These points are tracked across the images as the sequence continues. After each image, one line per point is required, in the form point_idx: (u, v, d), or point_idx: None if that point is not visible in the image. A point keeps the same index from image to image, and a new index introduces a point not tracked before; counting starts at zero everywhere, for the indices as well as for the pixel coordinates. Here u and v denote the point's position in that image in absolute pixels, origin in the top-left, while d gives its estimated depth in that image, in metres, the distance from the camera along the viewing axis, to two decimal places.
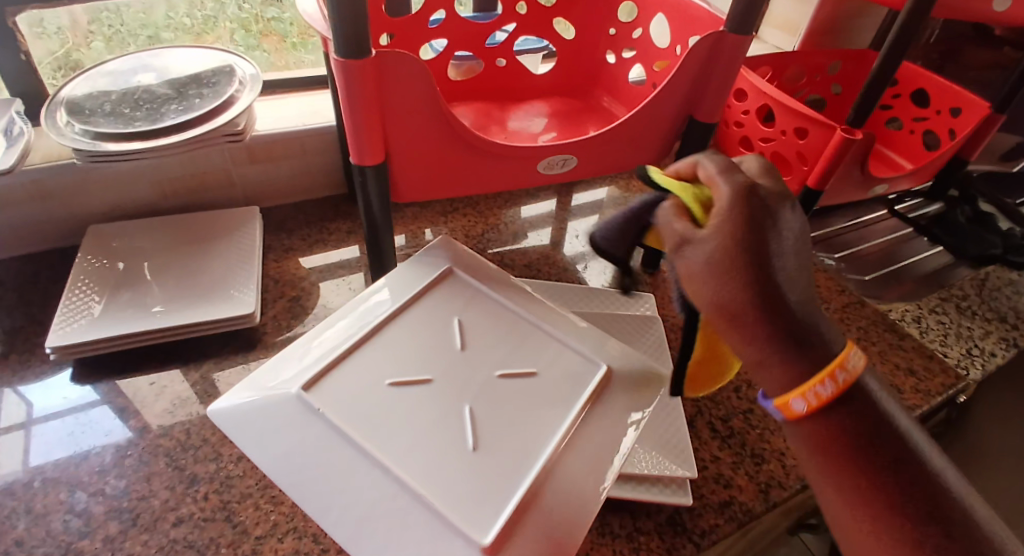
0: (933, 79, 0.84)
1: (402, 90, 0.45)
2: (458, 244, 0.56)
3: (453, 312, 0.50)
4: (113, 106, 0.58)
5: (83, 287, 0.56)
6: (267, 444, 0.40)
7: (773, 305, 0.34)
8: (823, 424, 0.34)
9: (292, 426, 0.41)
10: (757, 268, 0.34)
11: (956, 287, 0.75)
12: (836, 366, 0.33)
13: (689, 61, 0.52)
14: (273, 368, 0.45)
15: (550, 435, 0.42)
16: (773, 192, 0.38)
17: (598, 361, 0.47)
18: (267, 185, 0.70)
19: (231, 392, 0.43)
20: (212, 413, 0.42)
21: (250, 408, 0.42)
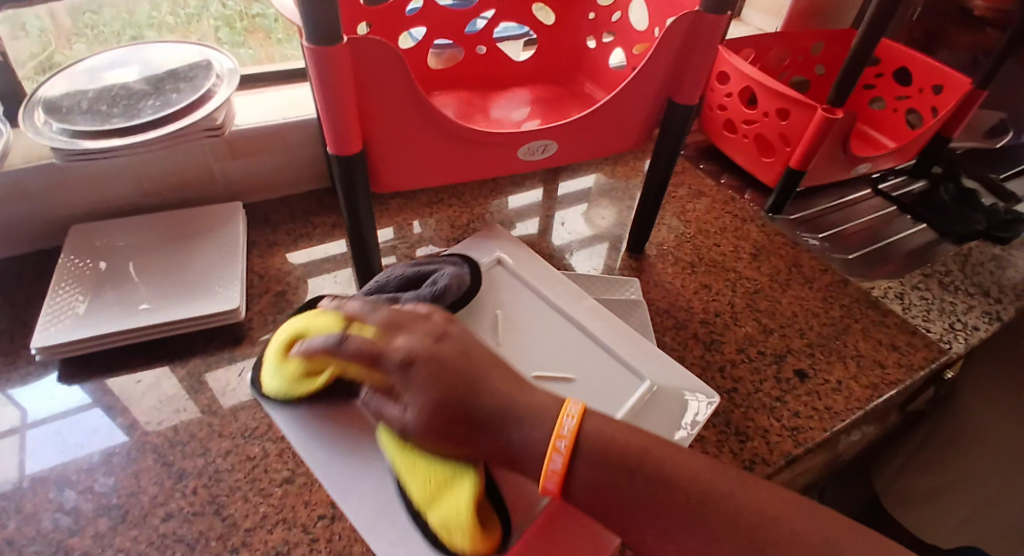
0: (914, 57, 0.84)
1: (377, 79, 0.44)
2: (500, 228, 0.61)
3: (498, 308, 0.53)
4: (90, 104, 0.57)
5: (67, 287, 0.56)
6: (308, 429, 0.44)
7: (492, 434, 0.37)
8: (580, 484, 0.36)
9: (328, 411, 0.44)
10: (484, 406, 0.38)
11: (939, 264, 0.76)
12: (557, 434, 0.36)
13: (666, 42, 0.52)
14: None
15: None
16: (425, 337, 0.40)
17: (642, 377, 0.50)
18: (250, 180, 0.70)
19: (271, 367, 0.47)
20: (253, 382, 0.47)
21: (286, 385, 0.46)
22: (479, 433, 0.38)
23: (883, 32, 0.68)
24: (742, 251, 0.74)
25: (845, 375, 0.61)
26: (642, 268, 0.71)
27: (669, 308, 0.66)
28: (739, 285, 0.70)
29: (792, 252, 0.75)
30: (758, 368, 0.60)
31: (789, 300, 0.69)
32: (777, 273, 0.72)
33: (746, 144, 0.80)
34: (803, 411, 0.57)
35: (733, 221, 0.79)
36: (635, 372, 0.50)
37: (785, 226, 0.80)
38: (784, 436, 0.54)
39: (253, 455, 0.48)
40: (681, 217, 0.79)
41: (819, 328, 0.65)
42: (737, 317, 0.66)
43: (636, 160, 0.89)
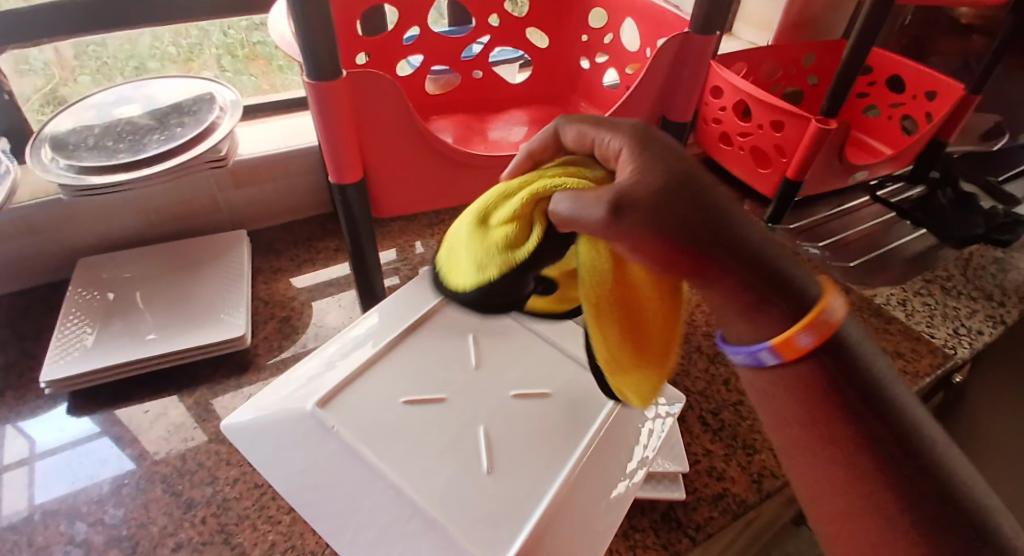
0: (905, 65, 0.85)
1: (376, 108, 0.45)
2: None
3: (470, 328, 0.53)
4: (96, 139, 0.58)
5: (75, 319, 0.57)
6: (280, 462, 0.43)
7: (710, 246, 0.31)
8: (806, 365, 0.32)
9: (304, 442, 0.44)
10: (712, 204, 0.32)
11: (940, 269, 0.76)
12: (816, 314, 0.32)
13: (657, 63, 0.53)
14: (283, 380, 0.48)
15: (566, 462, 0.43)
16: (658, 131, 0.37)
17: None
18: (254, 208, 0.71)
19: (240, 408, 0.46)
20: (226, 427, 0.45)
21: (256, 424, 0.45)
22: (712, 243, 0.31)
23: (872, 43, 0.69)
24: None
25: None
26: None
27: None
28: None
29: None
30: None
31: None
32: None
33: (742, 156, 0.81)
34: None
35: None
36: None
37: (784, 236, 0.80)
38: None
39: (260, 483, 0.48)
40: None
41: None
42: None
43: None
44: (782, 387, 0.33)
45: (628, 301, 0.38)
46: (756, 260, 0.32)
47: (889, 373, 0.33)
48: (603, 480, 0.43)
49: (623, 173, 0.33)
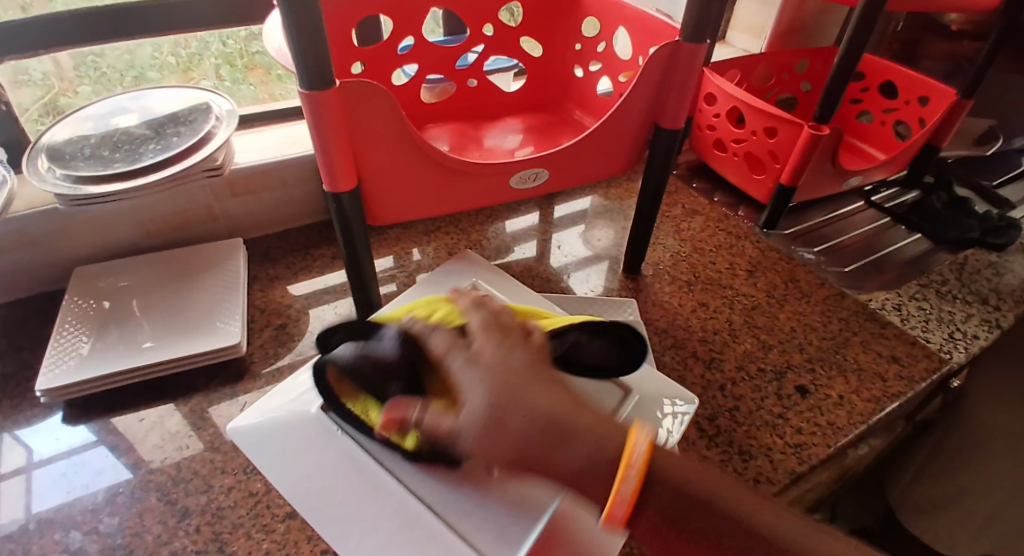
0: (898, 70, 0.86)
1: (369, 117, 0.46)
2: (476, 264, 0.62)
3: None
4: (92, 149, 0.59)
5: (71, 328, 0.57)
6: (287, 466, 0.44)
7: (547, 447, 0.34)
8: (646, 521, 0.34)
9: (311, 447, 0.45)
10: (524, 409, 0.34)
11: (935, 273, 0.76)
12: (627, 462, 0.33)
13: (649, 70, 0.54)
14: (291, 385, 0.49)
15: None
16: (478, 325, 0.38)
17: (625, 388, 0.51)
18: (250, 217, 0.71)
19: (248, 412, 0.47)
20: (233, 431, 0.46)
21: (266, 429, 0.46)
22: (542, 446, 0.34)
23: (863, 49, 0.69)
24: (737, 268, 0.75)
25: (847, 390, 0.61)
26: (639, 287, 0.71)
27: (668, 327, 0.66)
28: (736, 303, 0.70)
29: (787, 267, 0.76)
30: (759, 386, 0.60)
31: (787, 315, 0.69)
32: (774, 288, 0.73)
33: (737, 162, 0.81)
34: (807, 428, 0.56)
35: (726, 238, 0.80)
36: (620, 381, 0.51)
37: (779, 240, 0.80)
38: (787, 454, 0.54)
39: (255, 490, 0.48)
40: (677, 235, 0.80)
41: (818, 343, 0.66)
42: (736, 335, 0.66)
43: (630, 181, 0.91)
44: (654, 538, 0.34)
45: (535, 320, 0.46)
46: (587, 445, 0.34)
47: (722, 488, 0.35)
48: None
49: (471, 399, 0.34)
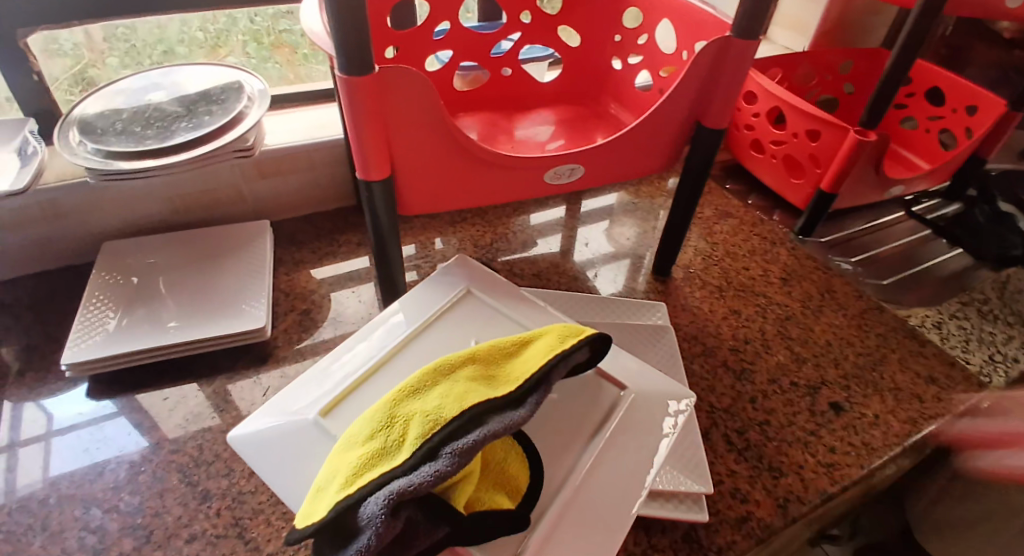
0: (947, 77, 0.82)
1: (406, 105, 0.45)
2: (473, 261, 0.57)
3: (471, 335, 0.49)
4: (124, 125, 0.58)
5: (99, 304, 0.57)
6: (282, 472, 0.40)
7: None
8: None
9: (309, 451, 0.41)
10: None
11: (977, 291, 0.74)
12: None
13: (695, 67, 0.52)
14: (289, 389, 0.46)
15: (576, 465, 0.41)
16: None
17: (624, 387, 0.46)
18: (278, 199, 0.71)
19: (245, 421, 0.43)
20: (232, 438, 0.42)
21: (262, 434, 0.42)
22: None
23: (917, 53, 0.66)
24: (771, 276, 0.73)
25: (883, 409, 0.59)
26: (669, 290, 0.70)
27: (697, 334, 0.64)
28: (769, 312, 0.68)
29: (823, 277, 0.74)
30: (791, 400, 0.58)
31: (822, 327, 0.67)
32: (809, 299, 0.70)
33: (774, 164, 0.79)
34: (839, 447, 0.55)
35: (761, 243, 0.78)
36: (613, 382, 0.47)
37: (814, 248, 0.78)
38: (820, 473, 0.52)
39: None
40: (707, 238, 0.78)
41: (854, 358, 0.64)
42: (769, 345, 0.64)
43: (661, 179, 0.89)
44: None
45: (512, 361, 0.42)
46: None
47: None
48: (611, 495, 0.40)
49: None
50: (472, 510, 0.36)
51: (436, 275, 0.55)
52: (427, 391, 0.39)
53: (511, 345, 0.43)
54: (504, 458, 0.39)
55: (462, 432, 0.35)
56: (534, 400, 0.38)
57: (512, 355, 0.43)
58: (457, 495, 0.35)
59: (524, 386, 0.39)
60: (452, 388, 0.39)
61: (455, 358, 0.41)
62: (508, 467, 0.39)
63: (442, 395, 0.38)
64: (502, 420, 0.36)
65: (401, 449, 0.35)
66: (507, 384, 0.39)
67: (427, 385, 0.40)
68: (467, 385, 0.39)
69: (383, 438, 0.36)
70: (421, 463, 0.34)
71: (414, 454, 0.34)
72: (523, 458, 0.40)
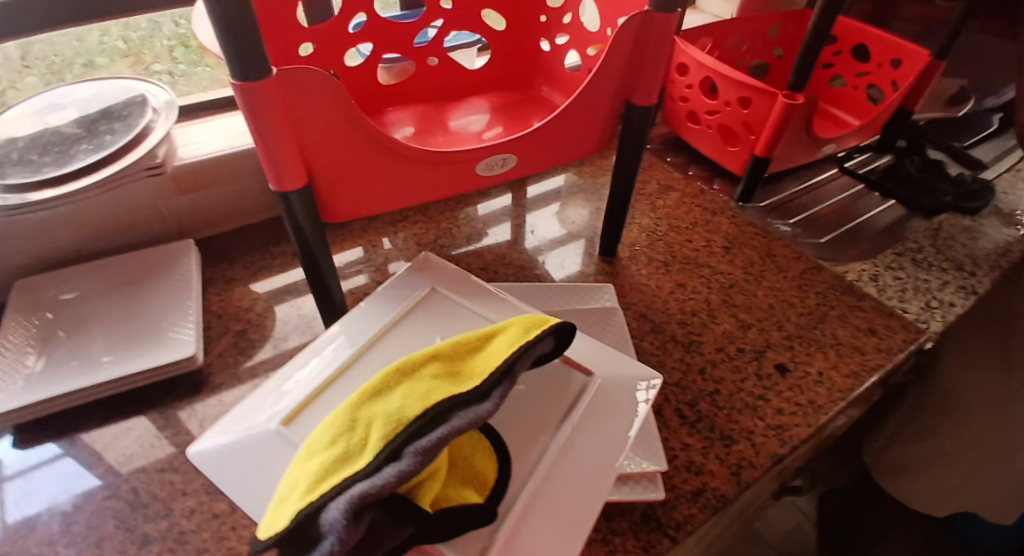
0: (872, 33, 0.83)
1: (317, 108, 0.43)
2: (437, 260, 0.55)
3: (436, 333, 0.48)
4: (20, 153, 0.54)
5: (15, 345, 0.53)
6: (249, 483, 0.39)
7: None
8: None
9: (272, 462, 0.39)
10: None
11: (910, 241, 0.76)
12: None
13: (617, 45, 0.51)
14: (252, 399, 0.44)
15: (541, 451, 0.40)
16: None
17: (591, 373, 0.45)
18: (205, 215, 0.68)
19: (207, 433, 0.42)
20: (193, 454, 0.41)
21: (226, 447, 0.40)
22: None
23: (838, 12, 0.67)
24: (714, 246, 0.74)
25: (827, 365, 0.60)
26: (615, 270, 0.70)
27: (645, 311, 0.64)
28: (714, 281, 0.69)
29: (763, 242, 0.75)
30: (740, 367, 0.59)
31: (766, 291, 0.68)
32: (751, 264, 0.71)
33: (711, 134, 0.79)
34: (787, 407, 0.56)
35: (703, 214, 0.78)
36: (582, 367, 0.45)
37: (755, 214, 0.79)
38: (770, 436, 0.53)
39: (220, 512, 0.46)
40: (651, 214, 0.78)
41: (797, 319, 0.65)
42: (715, 315, 0.65)
43: (602, 158, 0.88)
44: None
45: (477, 354, 0.40)
46: None
47: None
48: (577, 480, 0.39)
49: None
50: (438, 508, 0.34)
51: (392, 279, 0.53)
52: (390, 391, 0.37)
53: (475, 339, 0.41)
54: (471, 454, 0.37)
55: (426, 431, 0.33)
56: (500, 391, 0.36)
57: (477, 350, 0.41)
58: (421, 494, 0.33)
59: (489, 378, 0.37)
60: (416, 387, 0.37)
61: (418, 357, 0.39)
62: (475, 463, 0.37)
63: (405, 394, 0.36)
64: (465, 415, 0.34)
65: (364, 452, 0.33)
66: (470, 379, 0.37)
67: (390, 385, 0.37)
68: (431, 382, 0.37)
69: (349, 442, 0.34)
70: (384, 465, 0.32)
71: (377, 455, 0.32)
72: (490, 451, 0.38)
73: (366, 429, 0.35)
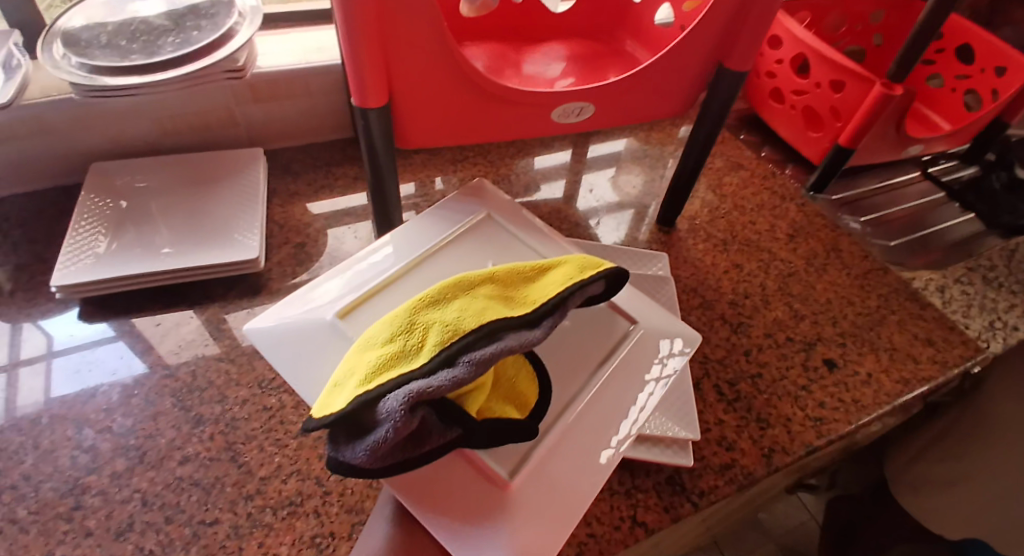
0: (979, 34, 0.78)
1: (408, 28, 0.42)
2: (488, 187, 0.54)
3: (487, 259, 0.48)
4: (109, 38, 0.55)
5: (88, 225, 0.56)
6: (300, 366, 0.39)
7: None
8: None
9: (321, 350, 0.40)
10: None
11: (984, 257, 0.72)
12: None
13: (722, 1, 0.49)
14: (304, 291, 0.44)
15: (582, 386, 0.40)
16: None
17: (634, 320, 0.45)
18: (273, 126, 0.68)
19: (263, 313, 0.42)
20: (248, 331, 0.41)
21: (281, 329, 0.41)
22: None
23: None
24: (778, 231, 0.71)
25: (876, 368, 0.58)
26: (670, 240, 0.68)
27: (697, 286, 0.63)
28: (772, 267, 0.67)
29: (830, 234, 0.72)
30: (786, 355, 0.58)
31: (825, 285, 0.66)
32: (814, 256, 0.69)
33: (793, 116, 0.76)
34: (828, 401, 0.55)
35: (771, 198, 0.75)
36: (626, 315, 0.45)
37: (825, 205, 0.76)
38: (807, 426, 0.53)
39: (269, 406, 0.48)
40: (717, 190, 0.75)
41: (854, 318, 0.63)
42: (769, 301, 0.63)
43: (673, 126, 0.86)
44: None
45: (531, 283, 0.40)
46: None
47: None
48: (611, 412, 0.39)
49: None
50: (483, 418, 0.34)
51: (449, 198, 0.52)
52: (447, 303, 0.37)
53: (530, 269, 0.41)
54: (515, 375, 0.37)
55: (480, 344, 0.33)
56: (550, 322, 0.37)
57: (531, 281, 0.40)
58: (470, 402, 0.33)
59: (542, 308, 0.37)
60: (472, 302, 0.37)
61: (475, 275, 0.39)
62: (519, 383, 0.37)
63: (462, 308, 0.36)
64: (518, 337, 0.34)
65: (419, 353, 0.34)
66: (523, 305, 0.37)
67: (447, 296, 0.37)
68: (486, 302, 0.37)
69: (404, 342, 0.35)
70: (439, 369, 0.32)
71: (433, 358, 0.33)
72: (533, 376, 0.38)
73: (421, 332, 0.35)
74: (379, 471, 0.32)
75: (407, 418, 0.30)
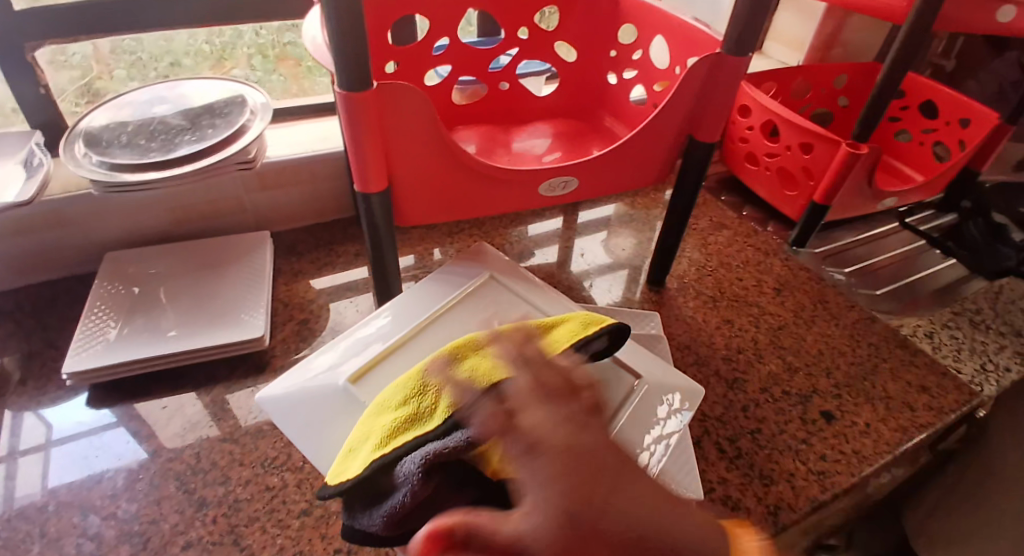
0: (939, 89, 0.84)
1: (403, 122, 0.46)
2: (488, 249, 0.57)
3: (490, 318, 0.50)
4: (129, 137, 0.60)
5: (100, 313, 0.58)
6: (311, 432, 0.42)
7: None
8: None
9: (332, 417, 0.42)
10: None
11: (968, 302, 0.74)
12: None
13: (688, 81, 0.53)
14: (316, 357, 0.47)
15: None
16: None
17: (636, 374, 0.47)
18: (279, 210, 0.72)
19: (276, 380, 0.45)
20: (261, 399, 0.44)
21: (293, 396, 0.44)
22: None
23: (909, 66, 0.67)
24: (765, 286, 0.74)
25: (874, 418, 0.59)
26: (660, 299, 0.71)
27: (690, 342, 0.65)
28: (761, 321, 0.69)
29: (816, 287, 0.74)
30: (783, 409, 0.59)
31: (815, 337, 0.67)
32: (802, 309, 0.71)
33: (768, 177, 0.80)
34: (829, 454, 0.55)
35: (755, 254, 0.78)
36: (628, 369, 0.47)
37: (809, 259, 0.79)
38: (810, 481, 0.53)
39: (272, 485, 0.48)
40: (701, 249, 0.78)
41: (846, 369, 0.64)
42: (761, 355, 0.65)
43: (657, 191, 0.90)
44: None
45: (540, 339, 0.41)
46: None
47: None
48: None
49: None
50: None
51: (451, 262, 0.56)
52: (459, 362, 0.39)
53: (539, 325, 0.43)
54: None
55: None
56: None
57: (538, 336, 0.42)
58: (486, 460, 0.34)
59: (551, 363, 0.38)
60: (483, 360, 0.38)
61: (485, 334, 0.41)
62: None
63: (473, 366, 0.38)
64: None
65: (433, 416, 0.35)
66: None
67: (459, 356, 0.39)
68: None
69: (420, 406, 0.37)
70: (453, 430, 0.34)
71: (446, 419, 0.34)
72: None
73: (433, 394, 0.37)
74: (394, 538, 0.33)
75: (423, 486, 0.32)
